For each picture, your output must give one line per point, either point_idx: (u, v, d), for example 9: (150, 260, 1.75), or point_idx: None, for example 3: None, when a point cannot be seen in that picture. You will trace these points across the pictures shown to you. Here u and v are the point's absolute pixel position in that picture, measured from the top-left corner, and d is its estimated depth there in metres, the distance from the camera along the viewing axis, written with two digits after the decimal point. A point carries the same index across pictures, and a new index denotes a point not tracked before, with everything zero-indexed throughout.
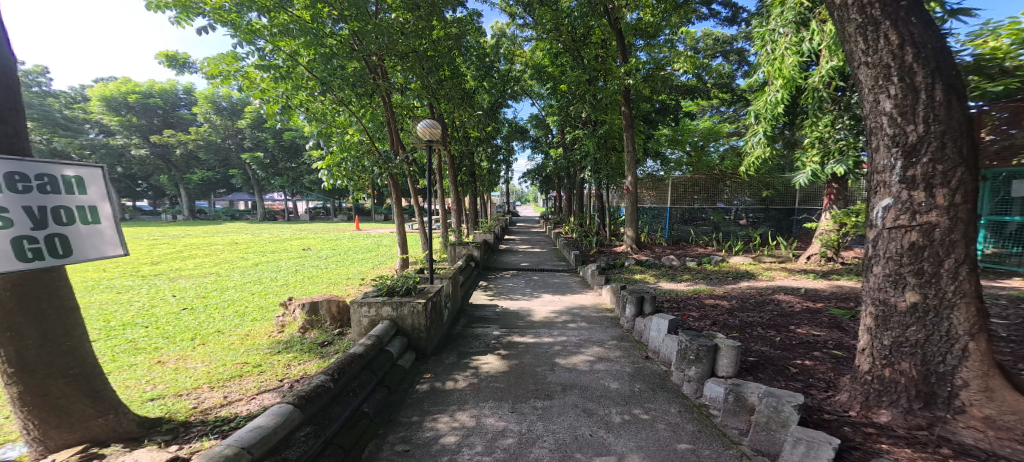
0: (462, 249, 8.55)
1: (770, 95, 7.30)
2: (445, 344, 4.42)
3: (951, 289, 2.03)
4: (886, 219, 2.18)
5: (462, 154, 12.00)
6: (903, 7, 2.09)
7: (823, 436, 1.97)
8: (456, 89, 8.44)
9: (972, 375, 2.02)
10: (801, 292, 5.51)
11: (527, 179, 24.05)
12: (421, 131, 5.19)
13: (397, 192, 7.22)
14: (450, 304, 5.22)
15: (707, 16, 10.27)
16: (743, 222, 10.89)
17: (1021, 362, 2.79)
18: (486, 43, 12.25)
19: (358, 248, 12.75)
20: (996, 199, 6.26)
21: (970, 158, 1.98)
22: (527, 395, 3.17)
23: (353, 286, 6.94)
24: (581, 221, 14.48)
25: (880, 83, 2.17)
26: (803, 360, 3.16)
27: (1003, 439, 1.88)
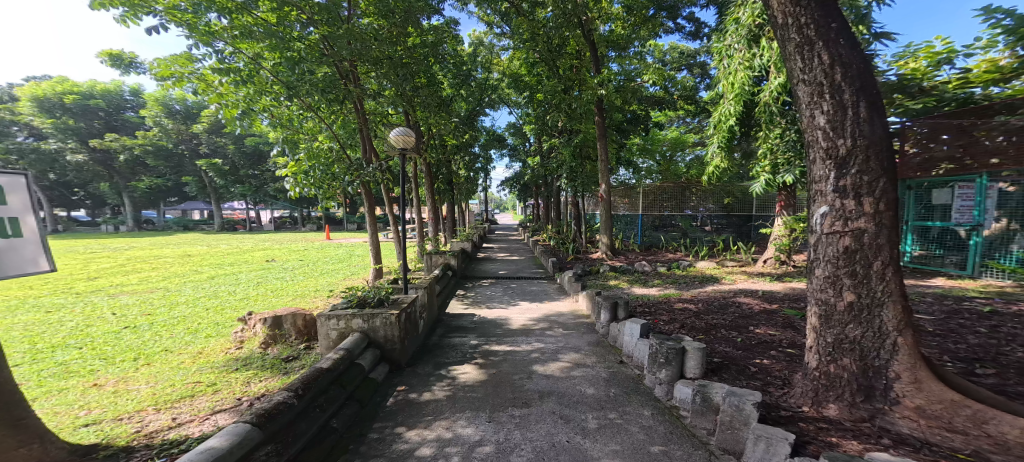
0: (439, 258, 8.36)
1: (726, 107, 7.79)
2: (420, 355, 4.33)
3: (880, 289, 2.21)
4: (823, 226, 2.35)
5: (438, 162, 11.90)
6: (833, 30, 2.30)
7: (780, 432, 2.08)
8: (433, 96, 8.42)
9: (902, 368, 2.20)
10: (759, 294, 5.85)
11: (505, 187, 24.20)
12: (394, 139, 5.08)
13: (370, 199, 7.05)
14: (425, 314, 5.13)
15: (673, 30, 10.79)
16: (709, 228, 11.38)
17: (945, 354, 3.09)
18: (463, 52, 12.31)
19: (329, 259, 12.30)
20: (920, 205, 6.86)
21: (888, 170, 2.20)
22: (504, 404, 3.15)
23: (321, 298, 6.68)
24: (558, 228, 14.67)
25: (815, 100, 2.36)
26: (761, 359, 3.33)
27: (933, 428, 2.06)
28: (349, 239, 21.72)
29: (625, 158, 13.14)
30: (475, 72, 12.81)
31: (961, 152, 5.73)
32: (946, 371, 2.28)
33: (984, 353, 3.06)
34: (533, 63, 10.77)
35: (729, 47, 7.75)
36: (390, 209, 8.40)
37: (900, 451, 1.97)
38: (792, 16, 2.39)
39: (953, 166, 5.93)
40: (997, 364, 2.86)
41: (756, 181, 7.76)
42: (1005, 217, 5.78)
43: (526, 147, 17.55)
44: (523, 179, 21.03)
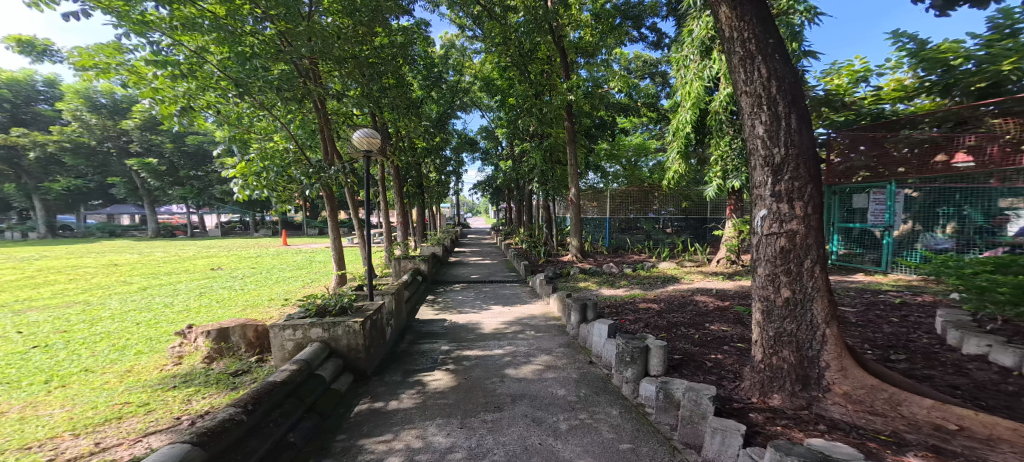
0: (408, 263, 8.13)
1: (682, 115, 8.25)
2: (387, 363, 4.18)
3: (811, 285, 2.42)
4: (763, 227, 2.53)
5: (409, 165, 11.52)
6: (770, 46, 2.50)
7: (733, 424, 2.21)
8: (402, 98, 8.27)
9: (831, 358, 2.41)
10: (714, 292, 6.22)
11: (477, 191, 24.13)
12: (357, 141, 4.87)
13: (332, 203, 6.73)
14: (393, 321, 4.96)
15: (637, 39, 11.28)
16: (670, 231, 11.94)
17: (866, 342, 3.44)
18: (433, 53, 12.19)
19: (286, 266, 11.61)
20: (843, 209, 7.57)
21: (815, 177, 2.42)
22: (476, 409, 3.11)
23: (276, 308, 6.26)
24: (530, 231, 14.76)
25: (755, 110, 2.54)
26: (716, 354, 3.53)
27: (859, 412, 2.26)
28: (310, 244, 20.67)
29: (593, 163, 13.50)
30: (445, 74, 12.69)
31: (875, 161, 6.59)
32: (866, 359, 2.54)
33: (897, 340, 3.44)
34: (504, 67, 10.82)
35: (686, 57, 8.18)
36: (355, 212, 8.07)
37: (834, 435, 2.15)
38: (737, 32, 2.57)
39: (867, 174, 6.72)
40: (906, 350, 3.22)
41: (709, 185, 8.27)
42: (910, 220, 6.61)
43: (498, 151, 17.59)
44: (495, 182, 21.01)
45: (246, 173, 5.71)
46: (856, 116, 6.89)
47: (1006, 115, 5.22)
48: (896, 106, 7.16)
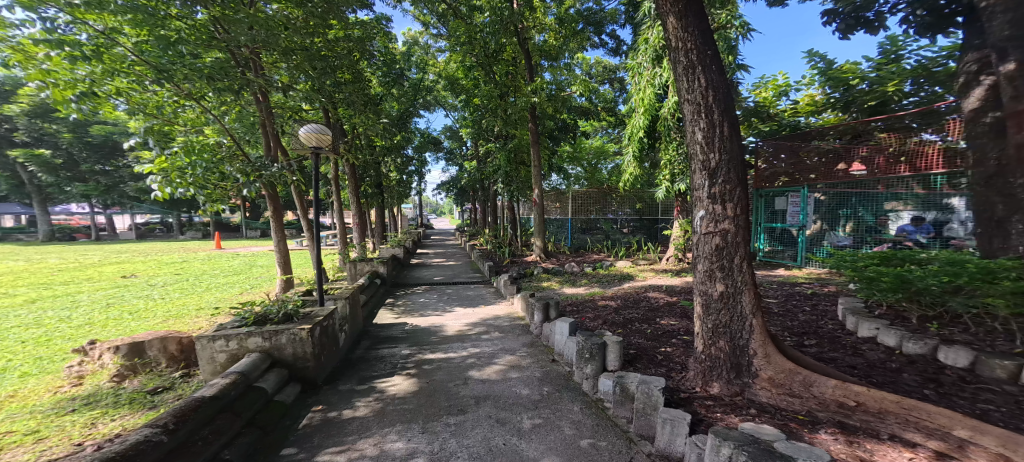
0: (366, 266, 7.78)
1: (637, 120, 8.68)
2: (340, 370, 3.97)
3: (740, 279, 2.63)
4: (701, 227, 2.72)
5: (366, 164, 10.97)
6: (708, 57, 2.69)
7: (681, 413, 2.35)
8: (360, 94, 8.02)
9: (757, 345, 2.64)
10: (665, 288, 6.58)
11: (442, 191, 23.81)
12: (303, 136, 4.52)
13: (276, 203, 6.25)
14: (347, 327, 4.71)
15: (599, 45, 11.68)
16: (626, 231, 12.41)
17: (787, 329, 3.81)
18: (395, 50, 11.91)
19: (223, 271, 10.65)
20: (768, 210, 8.17)
21: (744, 181, 2.63)
22: (438, 413, 3.04)
23: (205, 318, 5.71)
24: (494, 232, 14.73)
25: (695, 117, 2.71)
26: (666, 347, 3.73)
27: (781, 394, 2.49)
28: (252, 247, 19.11)
29: (556, 165, 13.75)
30: (408, 71, 12.42)
31: (793, 168, 7.42)
32: (786, 345, 2.80)
33: (811, 327, 3.85)
34: (469, 67, 10.76)
35: (641, 64, 8.54)
36: (304, 213, 7.58)
37: (762, 418, 2.35)
38: (682, 42, 2.74)
39: (786, 180, 7.55)
40: (817, 335, 3.61)
41: (660, 187, 8.76)
42: (819, 220, 7.40)
43: (462, 151, 17.43)
44: (459, 183, 20.74)
45: (166, 168, 4.99)
46: (777, 129, 7.97)
47: (889, 131, 6.27)
48: (809, 119, 8.10)
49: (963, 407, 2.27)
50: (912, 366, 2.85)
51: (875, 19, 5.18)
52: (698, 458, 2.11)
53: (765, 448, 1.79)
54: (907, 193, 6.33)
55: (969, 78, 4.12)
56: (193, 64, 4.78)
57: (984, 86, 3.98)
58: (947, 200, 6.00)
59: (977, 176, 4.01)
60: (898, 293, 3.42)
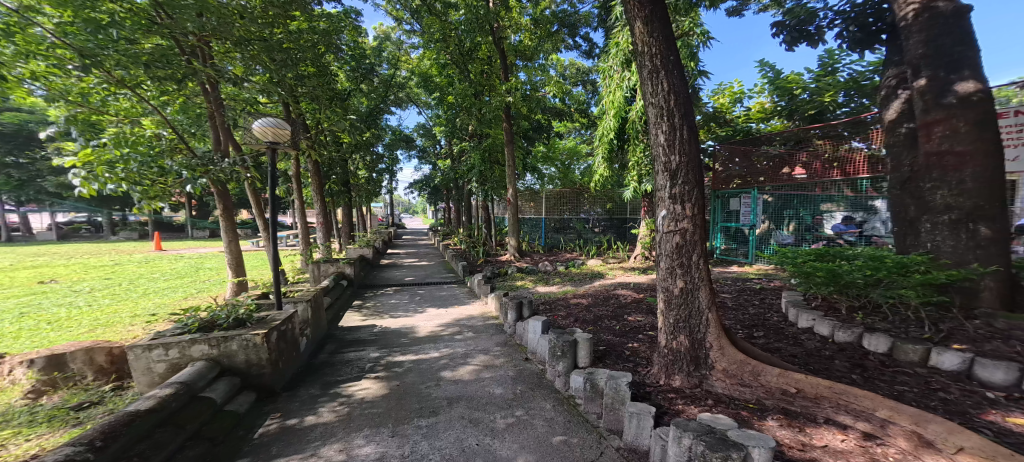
0: (332, 267, 7.52)
1: (607, 122, 8.92)
2: (302, 376, 3.81)
3: (698, 275, 2.77)
4: (664, 225, 2.82)
5: (332, 161, 10.54)
6: (671, 63, 2.80)
7: (645, 406, 2.43)
8: (325, 88, 7.76)
9: (713, 338, 2.78)
10: (633, 285, 6.78)
11: (415, 189, 23.39)
12: (256, 131, 4.29)
13: (225, 198, 5.84)
14: (309, 331, 4.52)
15: (573, 47, 11.85)
16: (598, 230, 12.67)
17: (739, 323, 4.03)
18: (366, 45, 11.61)
19: (164, 275, 9.90)
20: (723, 211, 8.65)
21: (701, 182, 2.77)
22: (409, 415, 2.99)
23: (141, 326, 5.31)
24: (468, 231, 14.61)
25: (659, 120, 2.81)
26: (633, 343, 3.85)
27: (733, 384, 2.64)
28: (199, 249, 17.83)
29: (531, 165, 13.82)
30: (380, 67, 12.14)
31: (746, 172, 7.83)
32: (738, 337, 2.97)
33: (761, 319, 4.10)
34: (443, 65, 10.68)
35: (612, 67, 8.74)
36: (260, 212, 7.20)
37: (718, 408, 2.48)
38: (647, 47, 2.83)
39: (739, 182, 7.97)
40: (765, 327, 3.85)
41: (628, 187, 9.03)
42: (768, 220, 7.76)
43: (435, 149, 17.20)
44: (432, 181, 20.43)
45: (92, 162, 4.50)
46: (733, 134, 8.45)
47: (825, 138, 6.68)
48: (759, 125, 8.62)
49: (884, 390, 2.52)
50: (844, 353, 3.12)
51: (816, 32, 5.56)
52: (662, 449, 2.19)
53: (720, 437, 1.89)
54: (838, 195, 6.85)
55: (890, 91, 4.57)
56: (127, 50, 4.35)
57: (901, 99, 4.40)
58: (872, 202, 6.60)
59: (893, 180, 4.42)
60: (829, 286, 3.70)
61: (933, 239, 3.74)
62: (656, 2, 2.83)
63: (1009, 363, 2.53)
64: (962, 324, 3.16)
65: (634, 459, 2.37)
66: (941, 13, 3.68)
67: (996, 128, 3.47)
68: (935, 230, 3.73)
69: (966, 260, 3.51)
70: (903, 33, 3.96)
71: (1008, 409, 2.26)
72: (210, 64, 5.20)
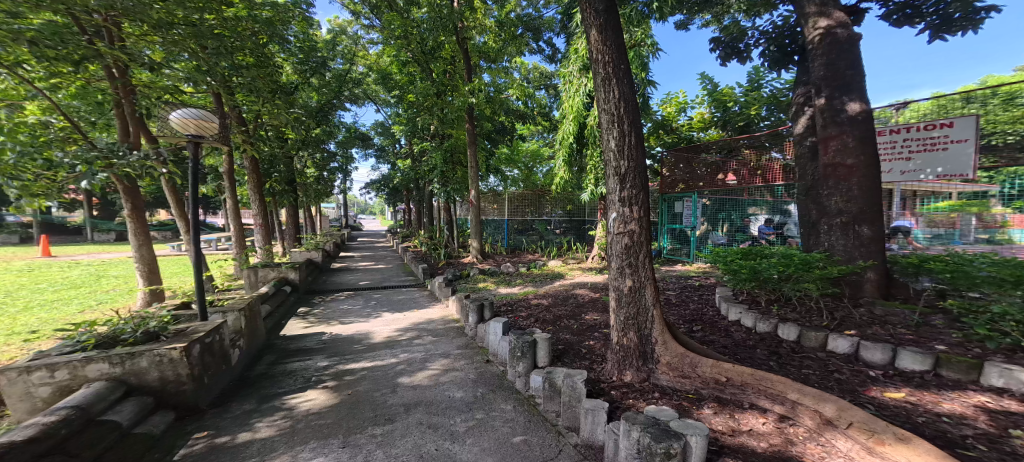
0: (272, 272, 7.02)
1: (566, 126, 9.18)
2: (235, 390, 3.54)
3: (645, 274, 2.91)
4: (615, 227, 2.93)
5: (279, 158, 9.91)
6: (623, 72, 2.93)
7: (601, 402, 2.52)
8: (266, 80, 7.30)
9: (658, 333, 2.92)
10: (591, 285, 6.99)
11: (372, 189, 22.57)
12: (174, 123, 3.81)
13: (133, 190, 5.16)
14: (243, 341, 4.19)
15: (536, 51, 12.04)
16: (559, 232, 12.93)
17: (681, 318, 4.29)
18: (319, 38, 11.07)
19: (54, 285, 8.62)
20: (669, 214, 9.10)
21: (647, 186, 2.92)
22: (363, 424, 2.88)
23: (16, 346, 4.61)
24: (429, 233, 14.31)
25: (612, 126, 2.93)
26: (590, 341, 3.98)
27: (675, 377, 2.79)
28: (104, 254, 15.78)
29: (493, 166, 13.81)
30: (334, 61, 11.60)
31: (686, 176, 8.33)
32: (680, 332, 3.15)
33: (699, 314, 4.38)
34: (404, 63, 10.44)
35: (572, 73, 8.98)
36: (180, 211, 6.62)
37: (663, 400, 2.64)
38: (601, 54, 2.95)
39: (683, 187, 8.49)
40: (702, 322, 4.13)
41: (586, 190, 9.30)
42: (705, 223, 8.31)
43: (394, 148, 16.69)
44: (390, 182, 19.75)
45: None
46: (677, 141, 9.00)
47: (751, 147, 7.30)
48: (699, 134, 9.25)
49: (794, 374, 2.81)
50: (763, 342, 3.44)
51: (745, 49, 6.08)
52: (614, 443, 2.28)
53: (664, 428, 2.00)
54: (761, 200, 7.99)
55: (798, 108, 5.09)
56: (6, 24, 3.68)
57: (806, 115, 4.92)
58: (787, 206, 7.82)
59: (800, 186, 4.92)
60: (751, 282, 3.99)
61: (829, 239, 4.21)
62: (609, 12, 2.95)
63: (885, 344, 2.96)
64: (853, 312, 3.63)
65: (591, 455, 2.44)
66: (838, 38, 4.15)
67: (875, 145, 3.97)
68: (831, 231, 4.20)
69: (853, 257, 4.00)
70: (810, 55, 4.42)
71: (885, 385, 2.64)
72: (120, 47, 4.65)
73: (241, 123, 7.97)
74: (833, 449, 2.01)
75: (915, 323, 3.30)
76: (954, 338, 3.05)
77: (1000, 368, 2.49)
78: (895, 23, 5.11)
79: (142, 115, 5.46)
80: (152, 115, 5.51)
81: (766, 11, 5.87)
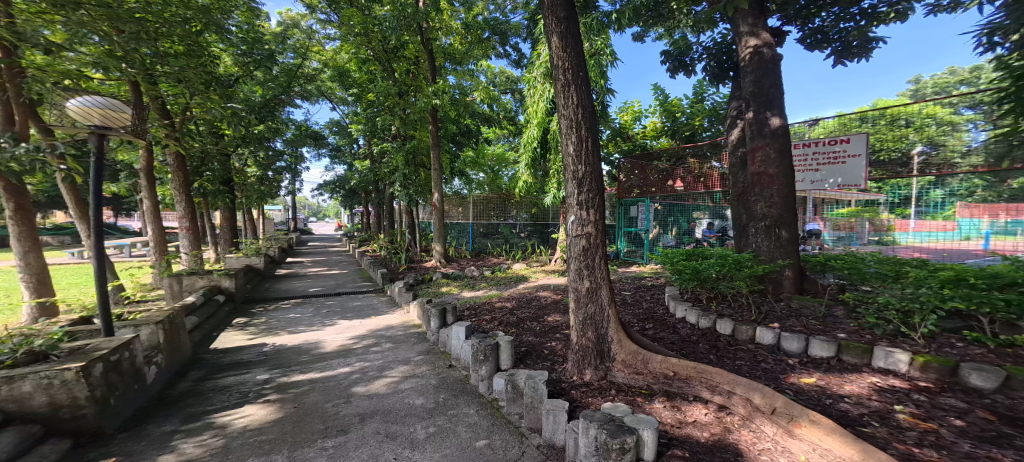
0: (200, 280, 6.57)
1: (530, 131, 9.31)
2: (157, 410, 3.22)
3: (600, 275, 3.01)
4: (574, 229, 3.01)
5: (221, 156, 9.19)
6: (581, 79, 3.03)
7: (561, 402, 2.57)
8: (201, 71, 6.75)
9: (613, 331, 3.02)
10: (553, 287, 7.11)
11: (327, 191, 21.59)
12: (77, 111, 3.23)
13: (15, 186, 4.56)
14: (161, 357, 3.81)
15: (502, 55, 12.13)
16: (523, 235, 12.94)
17: (636, 317, 4.46)
18: (269, 30, 10.46)
19: None
20: (626, 218, 9.38)
21: (602, 190, 3.02)
22: (312, 437, 2.75)
23: None
24: (390, 237, 13.89)
25: (570, 131, 3.01)
26: (552, 342, 4.05)
27: (629, 373, 2.90)
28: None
29: (458, 169, 13.69)
30: (283, 54, 10.98)
31: (641, 182, 8.73)
32: (633, 331, 3.28)
33: (651, 313, 4.60)
34: (363, 60, 10.12)
35: (536, 78, 9.13)
36: (80, 212, 5.96)
37: (617, 396, 2.74)
38: (562, 60, 3.03)
39: (638, 192, 8.87)
40: (653, 320, 4.34)
41: (549, 194, 9.47)
42: (656, 226, 8.82)
43: (352, 148, 16.10)
44: (348, 183, 18.95)
45: None
46: (632, 148, 9.42)
47: (695, 157, 7.76)
48: (652, 142, 9.72)
49: (729, 366, 3.02)
50: (704, 337, 3.66)
51: (690, 63, 6.48)
52: (573, 443, 2.34)
53: (618, 424, 2.08)
54: (703, 205, 8.34)
55: (732, 121, 5.53)
56: None
57: (739, 127, 5.35)
58: (724, 211, 8.04)
59: (733, 192, 5.30)
60: (693, 281, 4.24)
61: (756, 241, 4.55)
62: (571, 19, 3.04)
63: (800, 334, 3.26)
64: (775, 306, 3.96)
65: (553, 455, 2.48)
66: (764, 58, 4.55)
67: (792, 156, 4.40)
68: (757, 234, 4.54)
69: (775, 257, 4.37)
70: (741, 72, 4.79)
71: (801, 371, 2.92)
72: (9, 24, 4.08)
73: (165, 115, 7.21)
74: (762, 434, 2.20)
75: (822, 314, 3.67)
76: (851, 326, 3.42)
77: (885, 351, 2.84)
78: (808, 47, 5.66)
79: (32, 101, 4.78)
80: (48, 102, 4.84)
81: (708, 28, 6.28)
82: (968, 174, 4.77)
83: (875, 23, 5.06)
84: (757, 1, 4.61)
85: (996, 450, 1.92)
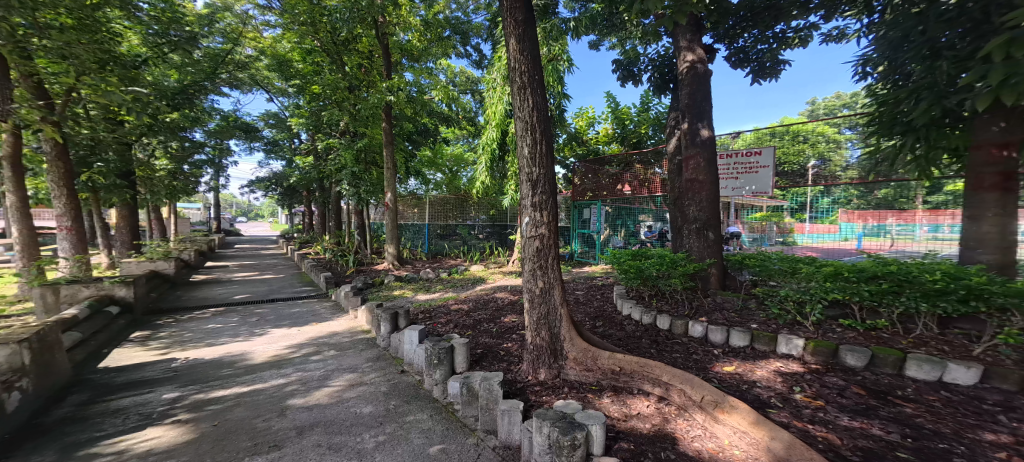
0: (83, 290, 5.69)
1: (488, 132, 9.33)
2: (30, 442, 2.80)
3: (552, 275, 3.08)
4: (529, 230, 3.05)
5: (117, 143, 8.03)
6: (536, 82, 3.08)
7: (515, 402, 2.59)
8: (101, 50, 5.96)
9: (565, 330, 3.10)
10: (509, 288, 7.15)
11: (266, 189, 20.08)
12: None
13: None
14: (30, 380, 3.30)
15: (462, 54, 12.04)
16: (482, 237, 12.87)
17: (587, 316, 4.60)
18: (197, 11, 9.59)
19: None
20: (580, 220, 9.73)
21: (556, 192, 3.09)
22: (238, 456, 2.55)
23: None
24: (338, 238, 13.23)
25: (526, 133, 3.06)
26: (508, 343, 4.07)
27: (580, 370, 2.99)
28: None
29: (415, 168, 13.19)
30: (205, 38, 10.04)
31: (594, 185, 9.04)
32: (585, 329, 3.38)
33: (601, 311, 4.77)
34: (307, 51, 9.58)
35: (495, 80, 9.19)
36: None
37: (568, 393, 2.82)
38: (519, 64, 3.07)
39: (590, 195, 9.17)
40: (603, 318, 4.50)
41: (507, 195, 9.53)
42: (607, 229, 9.14)
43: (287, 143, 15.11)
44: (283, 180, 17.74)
45: None
46: (586, 153, 9.76)
47: (642, 163, 8.15)
48: (604, 147, 10.11)
49: (667, 359, 3.21)
50: (647, 333, 3.87)
51: (637, 73, 6.82)
52: (527, 443, 2.37)
53: (570, 420, 2.13)
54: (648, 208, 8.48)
55: (671, 130, 5.92)
56: None
57: (676, 136, 5.74)
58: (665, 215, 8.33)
59: (672, 196, 5.65)
60: (636, 279, 4.46)
61: (688, 242, 4.89)
62: (528, 23, 3.08)
63: (722, 326, 3.55)
64: (705, 301, 4.27)
65: (509, 456, 2.50)
66: (699, 72, 4.92)
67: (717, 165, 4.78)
68: (689, 235, 4.87)
69: (703, 256, 4.70)
70: (680, 84, 5.13)
71: (722, 360, 3.17)
72: None
73: (40, 95, 6.19)
74: (693, 421, 2.37)
75: (738, 306, 4.02)
76: (760, 316, 3.77)
77: (786, 337, 3.16)
78: (733, 65, 6.18)
79: None
80: None
81: (654, 41, 6.65)
82: (847, 184, 5.44)
83: (784, 47, 5.65)
84: (694, 19, 4.93)
85: (866, 421, 2.23)
